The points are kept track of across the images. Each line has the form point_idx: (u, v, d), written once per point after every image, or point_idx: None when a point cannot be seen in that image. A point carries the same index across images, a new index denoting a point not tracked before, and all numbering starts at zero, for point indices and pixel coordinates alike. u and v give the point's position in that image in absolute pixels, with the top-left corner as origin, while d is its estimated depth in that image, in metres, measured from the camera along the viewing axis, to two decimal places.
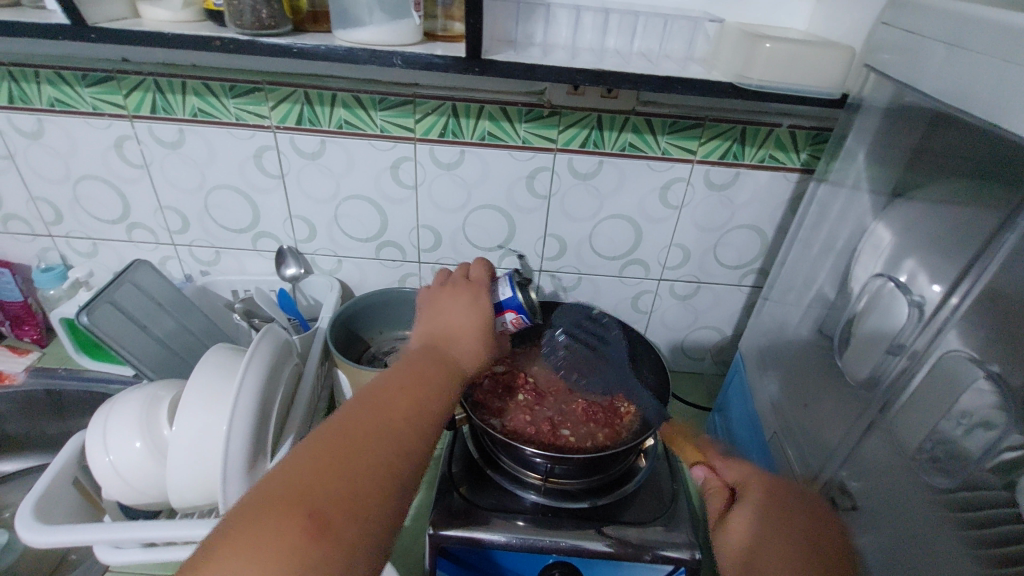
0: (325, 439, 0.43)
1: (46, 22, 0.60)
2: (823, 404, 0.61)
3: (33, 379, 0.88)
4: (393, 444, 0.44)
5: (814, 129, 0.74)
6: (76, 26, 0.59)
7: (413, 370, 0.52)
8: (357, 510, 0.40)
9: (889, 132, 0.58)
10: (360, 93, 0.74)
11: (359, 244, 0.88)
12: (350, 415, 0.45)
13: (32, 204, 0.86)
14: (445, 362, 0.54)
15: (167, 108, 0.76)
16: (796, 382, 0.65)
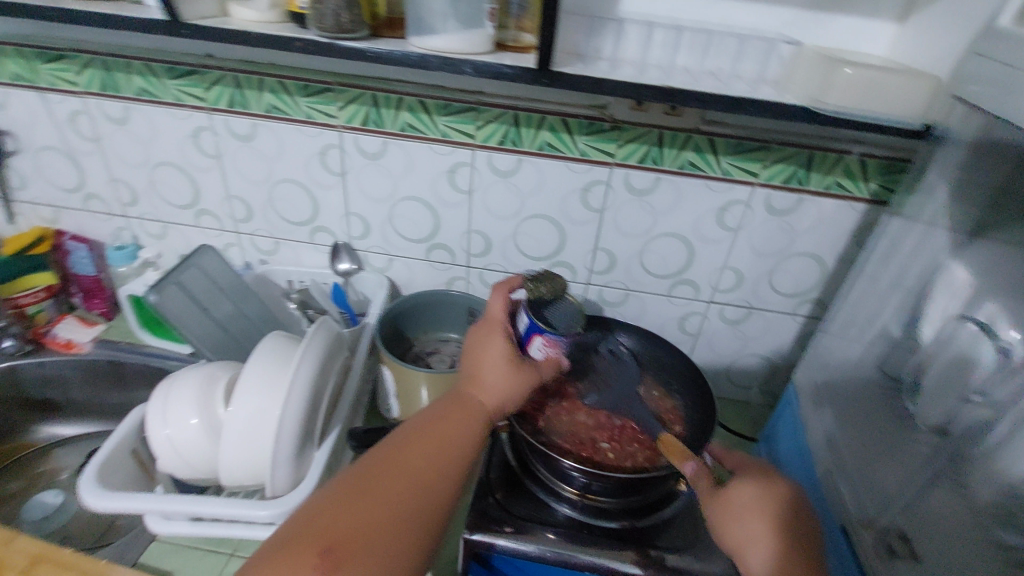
0: (356, 476, 0.48)
1: (144, 17, 0.64)
2: (885, 448, 0.58)
3: (98, 349, 0.93)
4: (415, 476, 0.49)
5: (887, 159, 0.71)
6: (172, 21, 0.63)
7: (440, 415, 0.55)
8: (375, 539, 0.44)
9: (974, 167, 0.55)
10: (426, 98, 0.76)
11: (411, 244, 0.90)
12: (382, 458, 0.50)
13: (112, 185, 0.91)
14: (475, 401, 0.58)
15: (243, 103, 0.80)
16: (853, 422, 0.63)
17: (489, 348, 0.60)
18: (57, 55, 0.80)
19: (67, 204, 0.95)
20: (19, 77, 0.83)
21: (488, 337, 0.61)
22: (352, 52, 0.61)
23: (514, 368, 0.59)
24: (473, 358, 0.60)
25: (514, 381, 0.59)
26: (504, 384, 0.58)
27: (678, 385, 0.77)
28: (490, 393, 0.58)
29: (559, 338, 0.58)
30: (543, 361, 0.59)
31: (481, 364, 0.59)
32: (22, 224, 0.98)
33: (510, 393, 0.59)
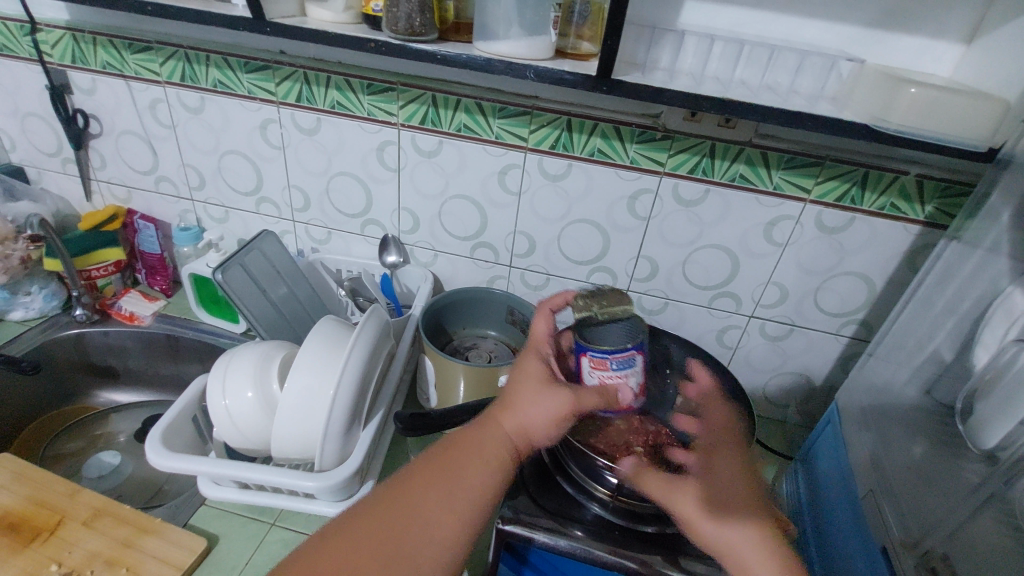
0: (367, 502, 0.48)
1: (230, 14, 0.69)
2: (935, 473, 0.57)
3: (157, 323, 0.99)
4: (416, 510, 0.47)
5: (946, 181, 0.69)
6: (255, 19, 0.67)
7: (463, 443, 0.52)
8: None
9: None
10: (483, 101, 0.78)
11: (457, 241, 0.93)
12: (398, 484, 0.49)
13: (182, 169, 0.97)
14: (504, 429, 0.53)
15: (310, 98, 0.84)
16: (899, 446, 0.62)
17: (520, 366, 0.58)
18: (145, 46, 0.86)
19: (140, 185, 1.01)
20: (109, 65, 0.89)
21: (521, 357, 0.59)
22: (421, 54, 0.64)
23: (544, 385, 0.55)
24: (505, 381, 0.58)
25: (542, 398, 0.54)
26: (532, 403, 0.54)
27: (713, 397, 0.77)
28: (518, 415, 0.54)
29: (605, 357, 0.57)
30: (593, 390, 0.56)
31: (511, 385, 0.57)
32: (98, 201, 1.05)
33: (539, 412, 0.54)
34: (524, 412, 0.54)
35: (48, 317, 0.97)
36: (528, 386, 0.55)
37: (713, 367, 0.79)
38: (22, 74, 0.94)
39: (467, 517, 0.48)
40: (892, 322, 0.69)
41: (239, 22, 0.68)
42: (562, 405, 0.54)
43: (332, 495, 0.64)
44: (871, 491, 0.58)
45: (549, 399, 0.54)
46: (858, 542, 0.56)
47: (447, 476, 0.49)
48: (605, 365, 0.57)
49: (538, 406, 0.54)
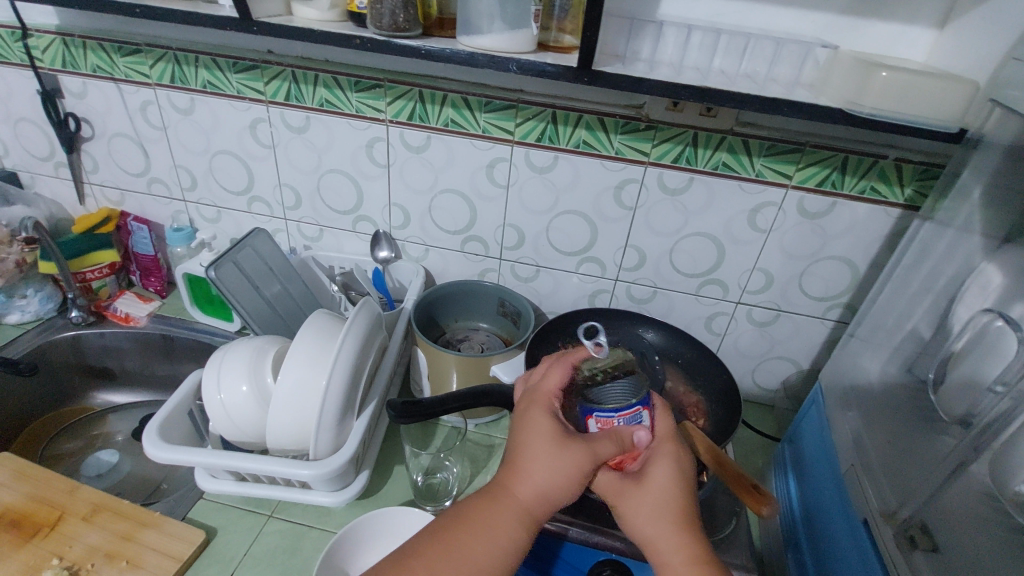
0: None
1: (217, 14, 0.70)
2: (914, 443, 0.59)
3: (152, 323, 1.00)
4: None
5: (923, 164, 0.71)
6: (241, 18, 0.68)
7: (472, 519, 0.49)
8: None
9: (1009, 170, 0.55)
10: (468, 95, 0.79)
11: (448, 236, 0.94)
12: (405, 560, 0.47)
13: (173, 170, 0.98)
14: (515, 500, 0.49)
15: (299, 97, 0.85)
16: (880, 423, 0.63)
17: (529, 429, 0.51)
18: (134, 49, 0.87)
19: (133, 187, 1.02)
20: (98, 69, 0.90)
21: (528, 417, 0.52)
22: (405, 49, 0.65)
23: (559, 448, 0.49)
24: (514, 445, 0.52)
25: (556, 462, 0.49)
26: (549, 471, 0.49)
27: (700, 380, 0.79)
28: (529, 483, 0.49)
29: (612, 417, 0.50)
30: (602, 437, 0.49)
31: (521, 451, 0.51)
32: (91, 205, 1.06)
33: (557, 480, 0.49)
34: (542, 482, 0.49)
35: (44, 320, 0.98)
36: (541, 451, 0.50)
37: (698, 352, 0.80)
38: (14, 79, 0.95)
39: None
40: (871, 302, 0.70)
41: (225, 22, 0.69)
42: (580, 468, 0.49)
43: (328, 484, 0.66)
44: (852, 468, 0.59)
45: (564, 462, 0.49)
46: (844, 520, 0.57)
47: (456, 556, 0.47)
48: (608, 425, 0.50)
49: (550, 474, 0.49)
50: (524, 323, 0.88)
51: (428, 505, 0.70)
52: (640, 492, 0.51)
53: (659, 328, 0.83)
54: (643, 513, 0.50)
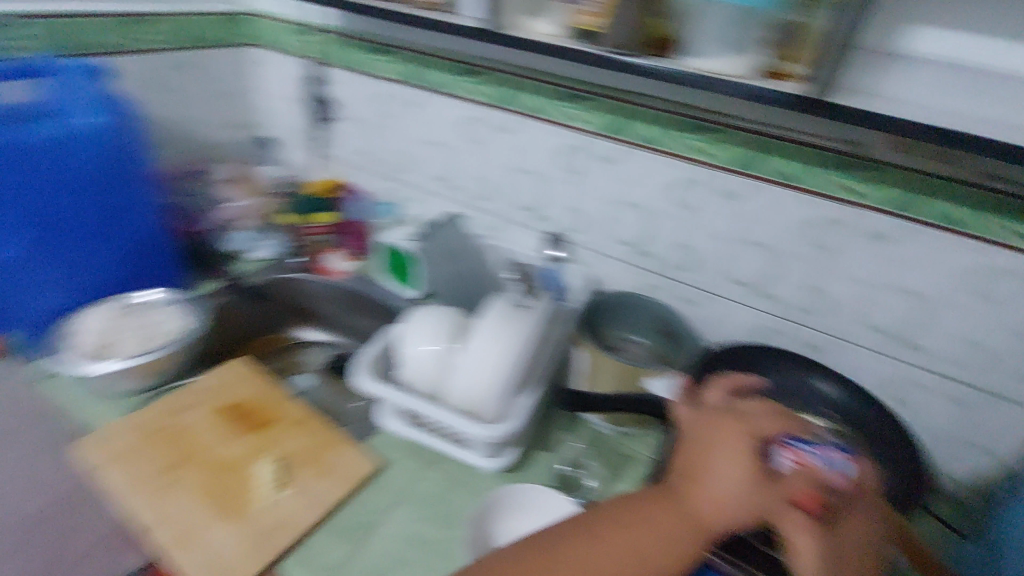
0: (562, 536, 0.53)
1: (469, 25, 0.80)
2: None
3: (348, 278, 1.16)
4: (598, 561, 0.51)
5: None
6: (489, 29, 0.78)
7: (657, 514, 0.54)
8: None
9: None
10: (677, 115, 0.83)
11: (620, 247, 0.97)
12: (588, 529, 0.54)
13: (392, 153, 1.14)
14: (699, 512, 0.54)
15: (512, 101, 0.95)
16: None
17: (728, 452, 0.56)
18: (386, 49, 1.04)
19: (357, 163, 1.21)
20: (355, 63, 1.09)
21: (728, 440, 0.57)
22: (632, 68, 0.70)
23: (756, 480, 0.53)
24: (706, 457, 0.57)
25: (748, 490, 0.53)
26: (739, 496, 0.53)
27: (876, 445, 0.72)
28: (714, 498, 0.54)
29: (807, 451, 0.55)
30: (795, 471, 0.54)
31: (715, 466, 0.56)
32: (320, 173, 1.27)
33: (745, 507, 0.53)
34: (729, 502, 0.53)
35: (274, 261, 1.18)
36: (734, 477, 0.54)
37: (883, 418, 0.72)
38: (291, 66, 1.18)
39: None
40: None
41: (476, 31, 0.80)
42: (770, 504, 0.53)
43: (484, 449, 0.73)
44: None
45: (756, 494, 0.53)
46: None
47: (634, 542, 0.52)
48: (803, 459, 0.54)
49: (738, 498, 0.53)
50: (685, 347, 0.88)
51: (566, 493, 0.73)
52: (823, 539, 0.51)
53: (836, 380, 0.76)
54: (824, 559, 0.50)
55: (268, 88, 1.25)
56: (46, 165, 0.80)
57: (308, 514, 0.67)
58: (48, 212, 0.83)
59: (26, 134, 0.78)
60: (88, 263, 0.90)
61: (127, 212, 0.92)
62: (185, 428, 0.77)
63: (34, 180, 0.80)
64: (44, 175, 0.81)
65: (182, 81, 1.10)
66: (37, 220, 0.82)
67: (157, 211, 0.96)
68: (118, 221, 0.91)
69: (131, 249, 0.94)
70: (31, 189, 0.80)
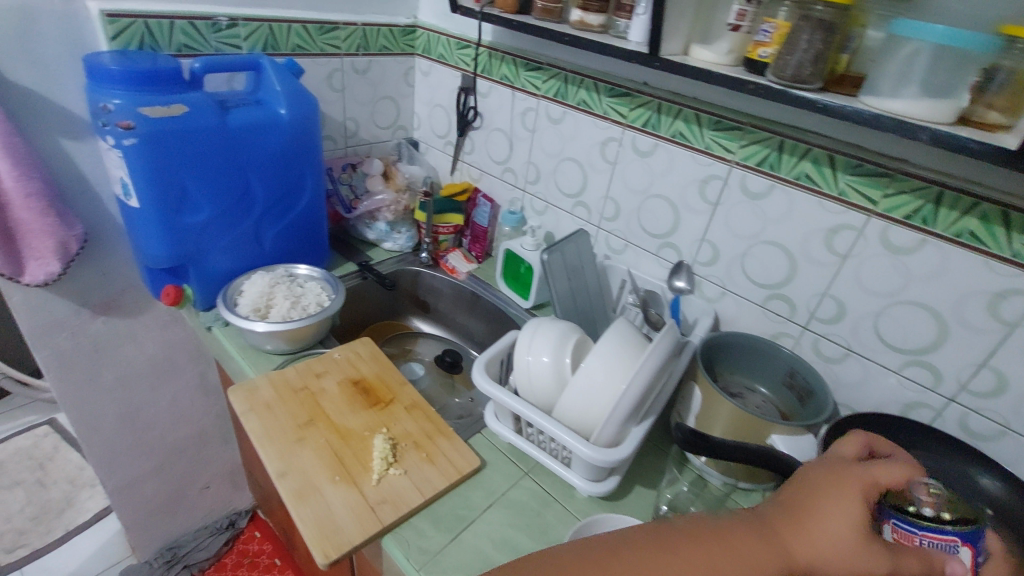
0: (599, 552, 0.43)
1: (630, 50, 0.81)
2: None
3: (468, 279, 1.24)
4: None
5: None
6: (650, 54, 0.78)
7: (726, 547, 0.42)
8: None
9: None
10: (836, 153, 0.77)
11: (753, 287, 0.92)
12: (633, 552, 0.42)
13: (526, 166, 1.18)
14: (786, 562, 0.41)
15: (655, 125, 0.94)
16: None
17: (837, 501, 0.42)
18: (537, 66, 1.07)
19: (491, 171, 1.26)
20: (505, 77, 1.14)
21: (849, 480, 0.42)
22: (803, 102, 0.66)
23: (869, 537, 0.40)
24: (811, 492, 0.43)
25: (856, 555, 0.39)
26: (847, 555, 0.40)
27: None
28: (807, 551, 0.41)
29: (915, 533, 0.43)
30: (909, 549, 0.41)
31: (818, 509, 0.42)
32: (457, 177, 1.35)
33: (849, 567, 0.39)
34: (829, 558, 0.40)
35: (402, 253, 1.28)
36: (840, 532, 0.40)
37: None
38: (446, 76, 1.26)
39: None
40: None
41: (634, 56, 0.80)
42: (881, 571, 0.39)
43: (584, 471, 0.72)
44: None
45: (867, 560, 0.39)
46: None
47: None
48: (904, 540, 0.43)
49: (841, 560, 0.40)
50: (817, 405, 0.79)
51: None
52: None
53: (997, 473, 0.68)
54: None
55: (422, 95, 1.34)
56: (241, 148, 0.93)
57: (414, 496, 0.71)
58: (236, 188, 0.96)
59: (231, 120, 0.91)
60: (258, 236, 1.03)
61: (289, 196, 1.04)
62: (317, 391, 0.85)
63: (230, 160, 0.93)
64: (238, 157, 0.94)
65: (352, 83, 1.23)
66: (227, 194, 0.95)
67: (313, 197, 1.08)
68: (283, 203, 1.04)
69: (290, 228, 1.07)
70: (227, 167, 0.93)
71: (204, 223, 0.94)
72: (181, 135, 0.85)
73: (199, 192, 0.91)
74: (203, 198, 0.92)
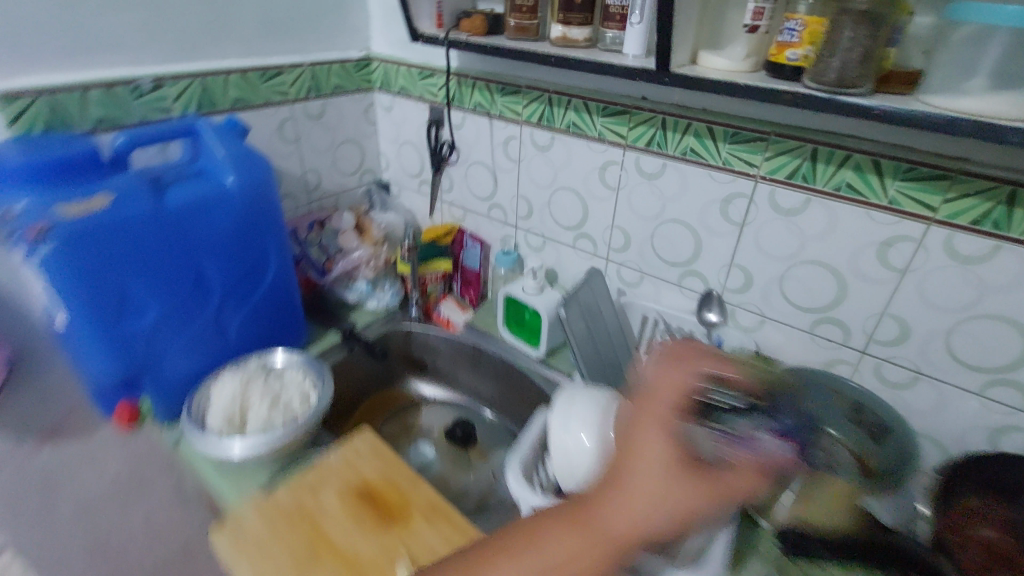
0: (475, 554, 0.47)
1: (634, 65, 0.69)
2: None
3: (465, 331, 1.12)
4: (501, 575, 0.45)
5: None
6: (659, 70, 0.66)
7: (583, 538, 0.43)
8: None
9: None
10: (882, 158, 0.67)
11: (795, 311, 0.82)
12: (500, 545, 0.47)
13: (515, 200, 1.06)
14: (607, 527, 0.43)
15: (661, 143, 0.83)
16: None
17: (645, 444, 0.43)
18: (515, 90, 0.95)
19: (475, 209, 1.14)
20: (479, 105, 1.02)
21: (654, 410, 0.44)
22: (858, 113, 0.55)
23: (677, 466, 0.41)
24: (626, 439, 0.45)
25: (668, 495, 0.41)
26: (653, 493, 0.42)
27: None
28: (613, 508, 0.43)
29: (726, 437, 0.47)
30: (726, 468, 0.42)
31: (635, 445, 0.43)
32: (438, 217, 1.22)
33: (656, 502, 0.41)
34: (648, 504, 0.42)
35: (390, 311, 1.15)
36: (642, 474, 0.42)
37: None
38: (411, 109, 1.13)
39: None
40: None
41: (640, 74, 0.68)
42: (695, 496, 0.41)
43: None
44: None
45: (683, 489, 0.41)
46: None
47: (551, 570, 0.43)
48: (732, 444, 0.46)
49: (638, 498, 0.42)
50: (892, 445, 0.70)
51: None
52: (716, 502, 0.41)
53: None
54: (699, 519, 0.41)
55: (387, 132, 1.21)
56: (188, 232, 0.79)
57: None
58: (188, 280, 0.81)
59: (171, 202, 0.76)
60: (221, 328, 0.88)
61: (251, 276, 0.90)
62: (314, 509, 0.71)
63: (177, 249, 0.79)
64: (186, 243, 0.79)
65: (306, 131, 1.09)
66: (178, 289, 0.81)
67: (278, 272, 0.94)
68: (246, 284, 0.90)
69: (257, 311, 0.93)
70: (175, 258, 0.79)
71: (154, 326, 0.79)
72: (113, 230, 0.71)
73: (143, 293, 0.77)
74: (149, 299, 0.77)
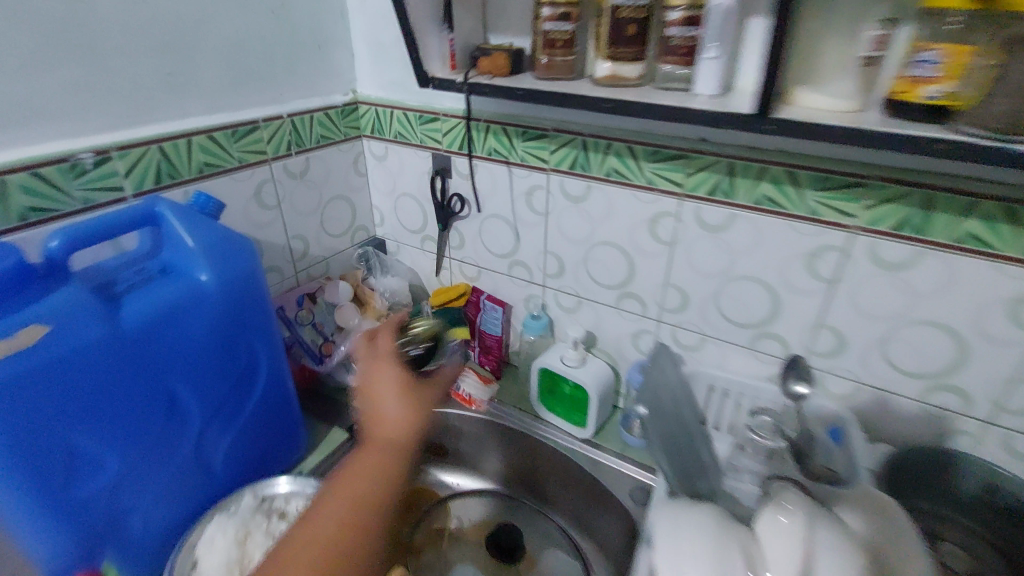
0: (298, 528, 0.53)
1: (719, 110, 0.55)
2: None
3: (493, 410, 1.00)
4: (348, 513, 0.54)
5: None
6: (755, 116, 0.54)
7: (374, 445, 0.59)
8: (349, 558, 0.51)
9: None
10: (1020, 205, 0.56)
11: (897, 376, 0.70)
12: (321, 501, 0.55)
13: (542, 256, 0.93)
14: (394, 437, 0.59)
15: (728, 191, 0.70)
16: None
17: (383, 346, 0.68)
18: (540, 134, 0.82)
19: (493, 266, 1.00)
20: (494, 151, 0.87)
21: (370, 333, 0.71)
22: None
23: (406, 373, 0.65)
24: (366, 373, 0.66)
25: (402, 398, 0.62)
26: (399, 392, 0.63)
27: None
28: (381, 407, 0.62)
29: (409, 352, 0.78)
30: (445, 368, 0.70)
31: (376, 369, 0.66)
32: (447, 276, 1.07)
33: (417, 401, 0.63)
34: (375, 399, 0.63)
35: None
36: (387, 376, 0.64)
37: None
38: (410, 158, 0.98)
39: (376, 508, 0.55)
40: None
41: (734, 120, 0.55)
42: (428, 389, 0.64)
43: None
44: None
45: (422, 387, 0.64)
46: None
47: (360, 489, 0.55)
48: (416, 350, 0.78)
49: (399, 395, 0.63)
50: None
51: None
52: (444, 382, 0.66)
53: None
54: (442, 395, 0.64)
55: (380, 184, 1.06)
56: (154, 354, 0.62)
57: None
58: (160, 411, 0.64)
59: (128, 321, 0.59)
60: (204, 458, 0.71)
61: (238, 388, 0.73)
62: None
63: (141, 377, 0.61)
64: (153, 367, 0.62)
65: (289, 193, 0.92)
66: (147, 425, 0.63)
67: (270, 377, 0.77)
68: (232, 400, 0.72)
69: (246, 429, 0.75)
70: (140, 389, 0.62)
71: (118, 478, 0.62)
72: (51, 372, 0.54)
73: (99, 441, 0.59)
74: (107, 446, 0.60)
